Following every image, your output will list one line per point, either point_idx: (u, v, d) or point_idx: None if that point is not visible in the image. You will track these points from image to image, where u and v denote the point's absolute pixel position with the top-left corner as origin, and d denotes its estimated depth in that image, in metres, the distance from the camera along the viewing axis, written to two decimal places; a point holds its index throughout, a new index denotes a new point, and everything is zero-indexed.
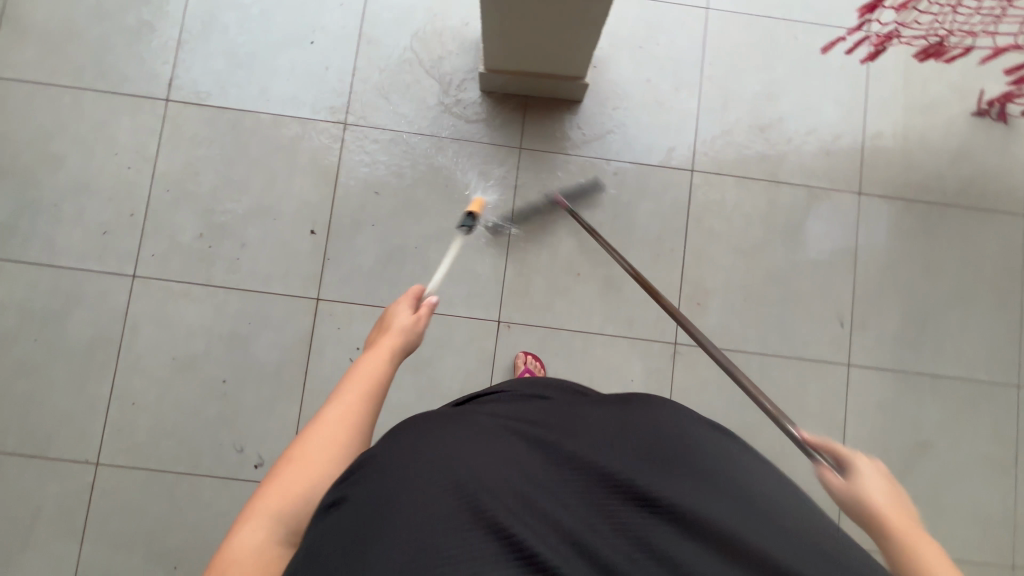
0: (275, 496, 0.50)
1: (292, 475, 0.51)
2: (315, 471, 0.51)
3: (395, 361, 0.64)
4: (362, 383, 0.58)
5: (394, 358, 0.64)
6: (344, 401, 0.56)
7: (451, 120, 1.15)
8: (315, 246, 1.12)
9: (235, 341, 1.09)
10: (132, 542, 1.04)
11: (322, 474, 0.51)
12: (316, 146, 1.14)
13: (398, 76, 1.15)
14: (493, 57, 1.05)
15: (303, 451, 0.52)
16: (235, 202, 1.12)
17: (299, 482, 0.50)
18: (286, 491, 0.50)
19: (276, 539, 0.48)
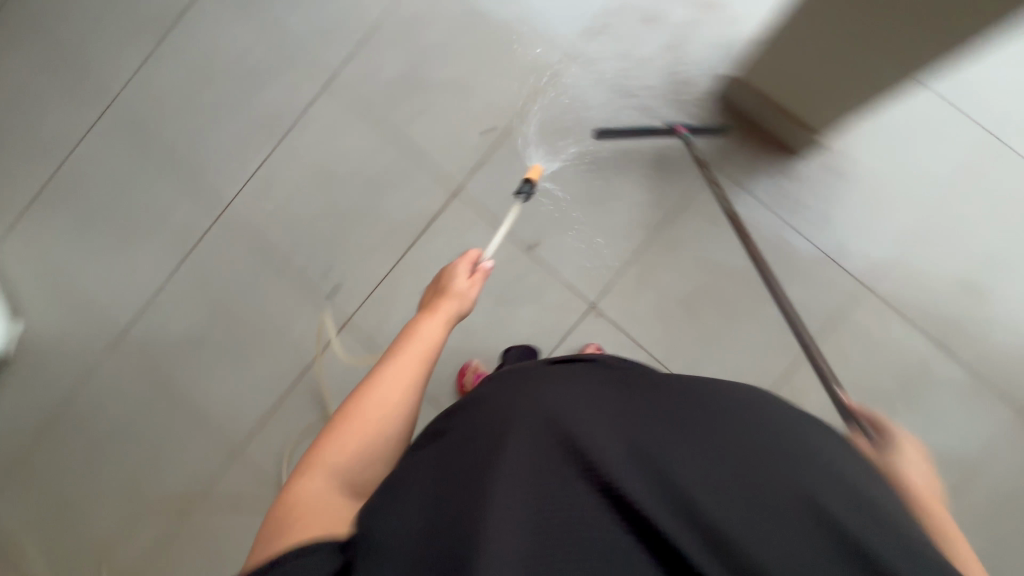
0: (337, 447, 0.58)
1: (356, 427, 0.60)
2: (375, 423, 0.60)
3: (448, 325, 0.73)
4: (414, 355, 0.66)
5: (448, 320, 0.73)
6: (404, 362, 0.65)
7: (664, 105, 1.11)
8: (481, 144, 1.15)
9: (373, 183, 1.17)
10: (217, 286, 1.21)
11: (377, 436, 0.60)
12: (534, 61, 1.15)
13: (642, 39, 1.13)
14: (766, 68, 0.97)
15: (364, 409, 0.61)
16: (440, 69, 1.17)
17: (359, 434, 0.59)
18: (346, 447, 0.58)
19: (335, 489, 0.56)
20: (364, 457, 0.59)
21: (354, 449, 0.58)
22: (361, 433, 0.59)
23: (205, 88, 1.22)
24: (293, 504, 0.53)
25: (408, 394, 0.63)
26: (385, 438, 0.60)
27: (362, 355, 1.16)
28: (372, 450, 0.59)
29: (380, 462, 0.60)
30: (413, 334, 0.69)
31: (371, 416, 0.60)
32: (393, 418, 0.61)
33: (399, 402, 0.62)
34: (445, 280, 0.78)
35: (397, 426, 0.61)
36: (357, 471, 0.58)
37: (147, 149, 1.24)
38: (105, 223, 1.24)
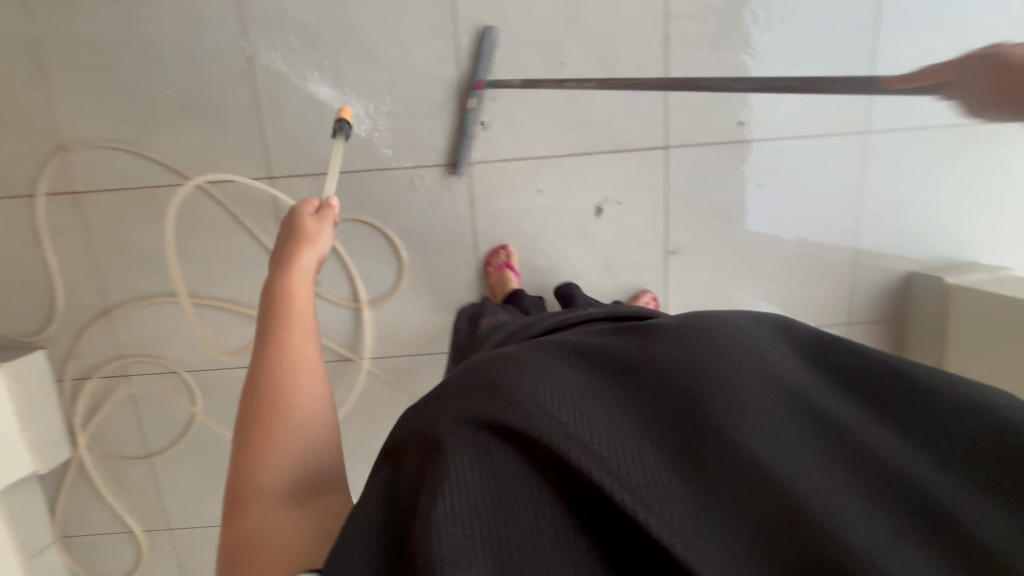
0: (266, 459, 0.55)
1: (277, 423, 0.58)
2: (289, 421, 0.58)
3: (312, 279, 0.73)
4: (291, 326, 0.66)
5: (307, 276, 0.72)
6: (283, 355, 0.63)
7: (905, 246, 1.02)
8: (722, 129, 1.01)
9: (606, 64, 0.98)
10: (373, 7, 0.96)
11: (299, 430, 0.58)
12: (838, 102, 0.99)
13: (924, 177, 1.03)
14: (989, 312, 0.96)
15: (273, 417, 0.58)
16: (762, 22, 0.96)
17: (281, 437, 0.57)
18: (267, 453, 0.56)
19: (285, 464, 0.55)
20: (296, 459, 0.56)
21: (276, 431, 0.57)
22: (275, 414, 0.58)
23: None
24: (250, 506, 0.53)
25: (316, 382, 0.62)
26: (311, 426, 0.59)
27: (455, 202, 1.04)
28: (296, 422, 0.58)
29: (323, 456, 0.58)
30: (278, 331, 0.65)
31: (276, 394, 0.59)
32: (302, 407, 0.60)
33: (309, 393, 0.61)
34: (293, 231, 0.77)
35: (309, 384, 0.61)
36: (297, 480, 0.55)
37: None
38: None
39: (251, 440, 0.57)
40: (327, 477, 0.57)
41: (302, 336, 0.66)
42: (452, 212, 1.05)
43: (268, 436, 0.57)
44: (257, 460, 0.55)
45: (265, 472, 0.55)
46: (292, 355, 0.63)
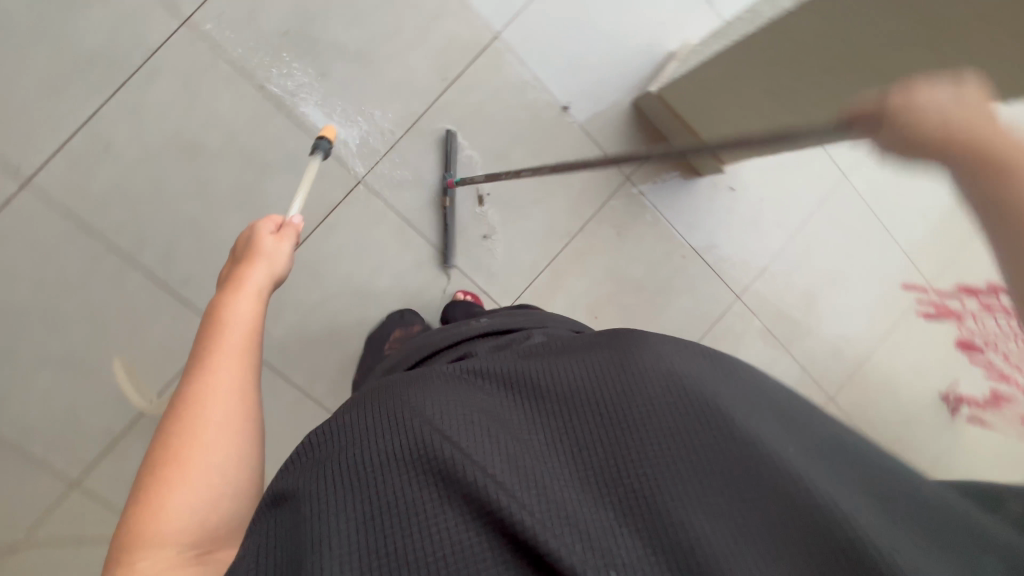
0: (157, 509, 0.38)
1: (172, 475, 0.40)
2: (202, 449, 0.41)
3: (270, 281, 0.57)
4: (231, 345, 0.48)
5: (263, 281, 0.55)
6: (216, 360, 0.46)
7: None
8: (390, 128, 1.00)
9: (253, 163, 0.96)
10: (22, 279, 0.92)
11: (206, 466, 0.41)
12: (457, 34, 1.01)
13: (572, 30, 1.05)
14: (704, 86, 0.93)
15: (190, 440, 0.41)
16: (342, 28, 0.97)
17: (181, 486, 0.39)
18: (168, 491, 0.39)
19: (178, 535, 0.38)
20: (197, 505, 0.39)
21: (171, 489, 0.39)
22: (185, 461, 0.40)
23: None
24: None
25: (242, 405, 0.45)
26: (222, 458, 0.41)
27: None
28: (211, 474, 0.41)
29: (238, 506, 0.42)
30: (212, 330, 0.48)
31: (188, 436, 0.42)
32: (223, 433, 0.43)
33: (227, 419, 0.43)
34: (249, 247, 0.59)
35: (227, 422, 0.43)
36: (200, 528, 0.39)
37: None
38: None
39: (157, 459, 0.40)
40: (240, 530, 0.41)
41: (240, 364, 0.47)
42: None
43: (176, 470, 0.40)
44: (156, 510, 0.38)
45: (161, 524, 0.37)
46: (222, 390, 0.44)
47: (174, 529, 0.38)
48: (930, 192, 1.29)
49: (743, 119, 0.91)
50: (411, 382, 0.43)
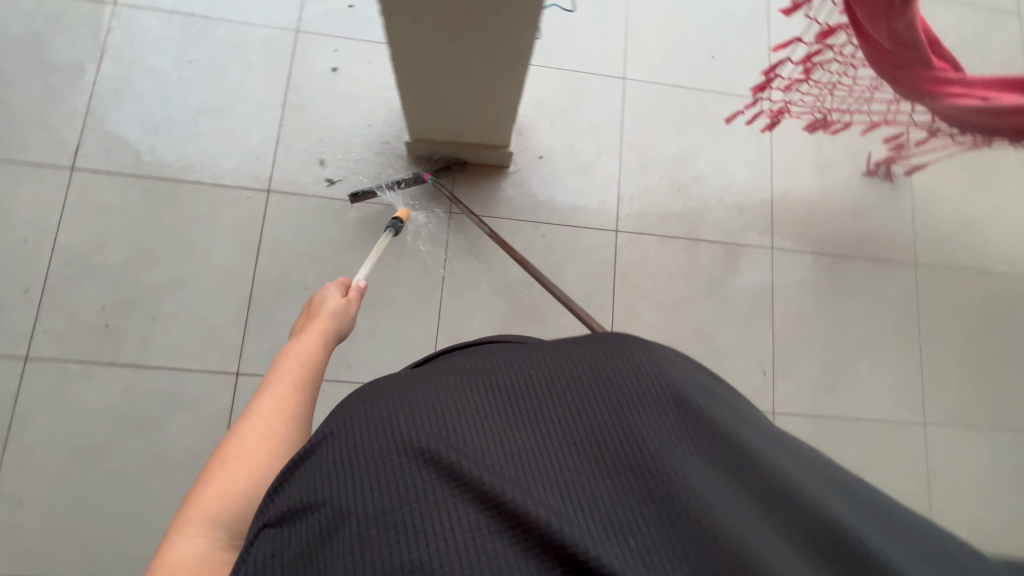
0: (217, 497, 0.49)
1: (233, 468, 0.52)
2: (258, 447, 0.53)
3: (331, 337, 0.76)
4: (293, 378, 0.63)
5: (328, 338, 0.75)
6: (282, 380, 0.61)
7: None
8: (235, 318, 1.07)
9: (144, 424, 1.02)
10: None
11: (266, 466, 0.52)
12: (238, 213, 1.11)
13: (324, 143, 1.15)
14: (423, 109, 0.97)
15: (249, 440, 0.54)
16: (147, 274, 1.06)
17: (235, 477, 0.51)
18: (232, 481, 0.51)
19: (226, 516, 0.49)
20: (252, 497, 0.50)
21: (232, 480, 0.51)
22: (247, 459, 0.52)
23: None
24: None
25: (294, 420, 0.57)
26: (275, 463, 0.53)
27: None
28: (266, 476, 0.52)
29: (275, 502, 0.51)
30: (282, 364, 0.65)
31: (255, 440, 0.54)
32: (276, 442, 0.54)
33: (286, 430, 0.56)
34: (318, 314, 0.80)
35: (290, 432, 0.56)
36: (240, 517, 0.49)
37: None
38: None
39: (228, 448, 0.53)
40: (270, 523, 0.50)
41: (303, 394, 0.62)
42: None
43: (237, 466, 0.52)
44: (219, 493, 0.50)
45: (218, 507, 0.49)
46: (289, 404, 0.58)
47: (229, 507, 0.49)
48: (707, 35, 1.33)
49: (472, 101, 0.92)
50: (397, 398, 0.43)
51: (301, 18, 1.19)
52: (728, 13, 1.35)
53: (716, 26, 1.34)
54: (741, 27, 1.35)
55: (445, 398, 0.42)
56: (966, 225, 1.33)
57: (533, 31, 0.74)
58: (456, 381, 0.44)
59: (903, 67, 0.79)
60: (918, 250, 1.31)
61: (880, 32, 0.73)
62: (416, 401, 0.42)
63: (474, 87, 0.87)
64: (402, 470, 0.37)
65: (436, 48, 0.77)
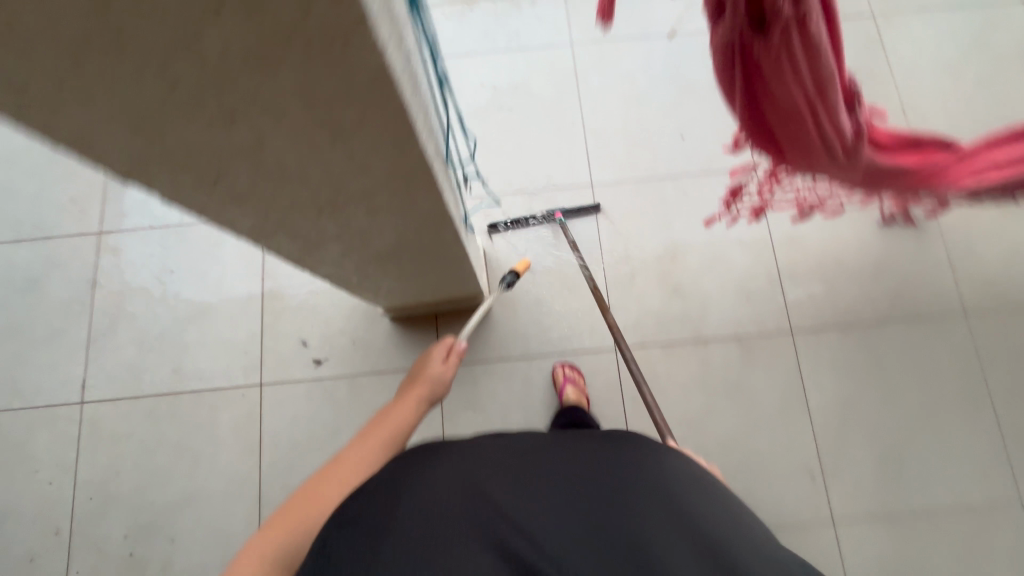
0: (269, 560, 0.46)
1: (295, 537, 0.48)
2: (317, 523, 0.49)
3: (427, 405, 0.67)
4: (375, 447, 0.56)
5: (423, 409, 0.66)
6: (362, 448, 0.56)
7: (515, 78, 1.30)
8: (248, 522, 1.07)
9: None
10: None
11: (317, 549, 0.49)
12: (236, 412, 1.12)
13: (306, 322, 1.16)
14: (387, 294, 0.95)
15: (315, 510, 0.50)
16: (162, 493, 1.09)
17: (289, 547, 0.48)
18: (285, 552, 0.47)
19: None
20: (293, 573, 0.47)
21: (288, 548, 0.48)
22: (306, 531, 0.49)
23: None
24: None
25: None
26: None
27: None
28: None
29: None
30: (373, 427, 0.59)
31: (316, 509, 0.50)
32: None
33: None
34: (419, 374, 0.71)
35: None
36: None
37: None
38: None
39: (297, 507, 0.50)
40: None
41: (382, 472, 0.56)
42: None
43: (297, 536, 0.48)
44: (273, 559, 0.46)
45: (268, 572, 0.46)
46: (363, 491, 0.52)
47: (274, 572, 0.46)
48: (671, 115, 1.26)
49: (431, 282, 0.89)
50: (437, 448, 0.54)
51: None
52: (689, 87, 1.28)
53: (677, 103, 1.27)
54: (706, 99, 1.27)
55: (477, 455, 0.53)
56: (1016, 256, 1.16)
57: (460, 241, 0.69)
58: (487, 440, 0.55)
59: (878, 176, 0.73)
60: (964, 296, 1.15)
61: (851, 168, 0.70)
62: (454, 456, 0.53)
63: (426, 276, 0.85)
64: (430, 512, 0.47)
65: (371, 271, 0.74)
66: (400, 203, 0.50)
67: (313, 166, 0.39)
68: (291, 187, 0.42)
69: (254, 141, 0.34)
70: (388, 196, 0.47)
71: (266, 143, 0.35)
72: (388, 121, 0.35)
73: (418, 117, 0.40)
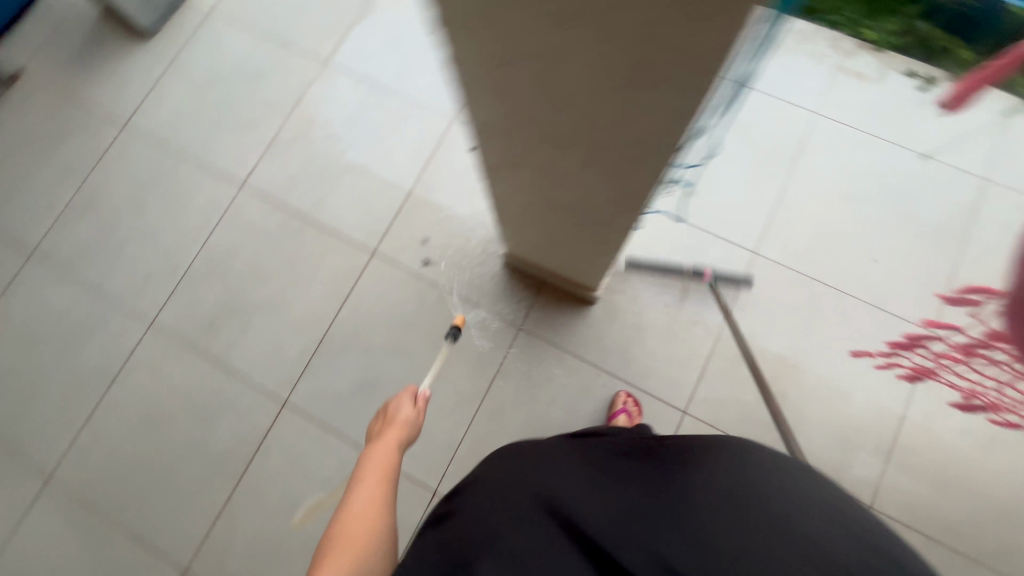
0: None
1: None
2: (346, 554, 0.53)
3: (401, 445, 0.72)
4: (373, 484, 0.62)
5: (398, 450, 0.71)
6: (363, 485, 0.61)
7: (741, 117, 1.24)
8: (303, 353, 1.19)
9: (202, 413, 1.18)
10: (42, 559, 1.14)
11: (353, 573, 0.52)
12: (342, 262, 1.23)
13: (435, 225, 1.23)
14: (520, 240, 0.98)
15: (344, 549, 0.53)
16: (256, 289, 1.23)
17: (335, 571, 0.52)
18: None
19: None
20: None
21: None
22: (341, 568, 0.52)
23: (33, 353, 1.25)
24: None
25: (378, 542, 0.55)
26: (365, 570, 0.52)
27: None
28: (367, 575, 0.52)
29: None
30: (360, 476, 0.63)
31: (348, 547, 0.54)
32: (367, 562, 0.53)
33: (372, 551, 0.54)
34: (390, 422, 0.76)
35: (377, 548, 0.55)
36: None
37: None
38: None
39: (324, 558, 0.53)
40: None
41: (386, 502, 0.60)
42: None
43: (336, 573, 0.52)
44: None
45: None
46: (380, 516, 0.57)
47: None
48: (874, 234, 1.15)
49: (568, 253, 0.91)
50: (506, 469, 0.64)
51: (461, 109, 1.30)
52: (912, 218, 1.15)
53: (889, 227, 1.15)
54: (922, 239, 1.14)
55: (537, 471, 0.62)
56: None
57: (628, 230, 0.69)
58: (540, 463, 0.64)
59: None
60: None
61: None
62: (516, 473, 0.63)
63: (567, 243, 0.86)
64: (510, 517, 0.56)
65: (534, 215, 0.77)
66: (618, 177, 0.53)
67: (585, 108, 0.43)
68: (552, 113, 0.46)
69: (567, 64, 0.38)
70: (617, 164, 0.50)
71: (570, 70, 0.38)
72: (680, 108, 0.37)
73: (702, 115, 0.42)
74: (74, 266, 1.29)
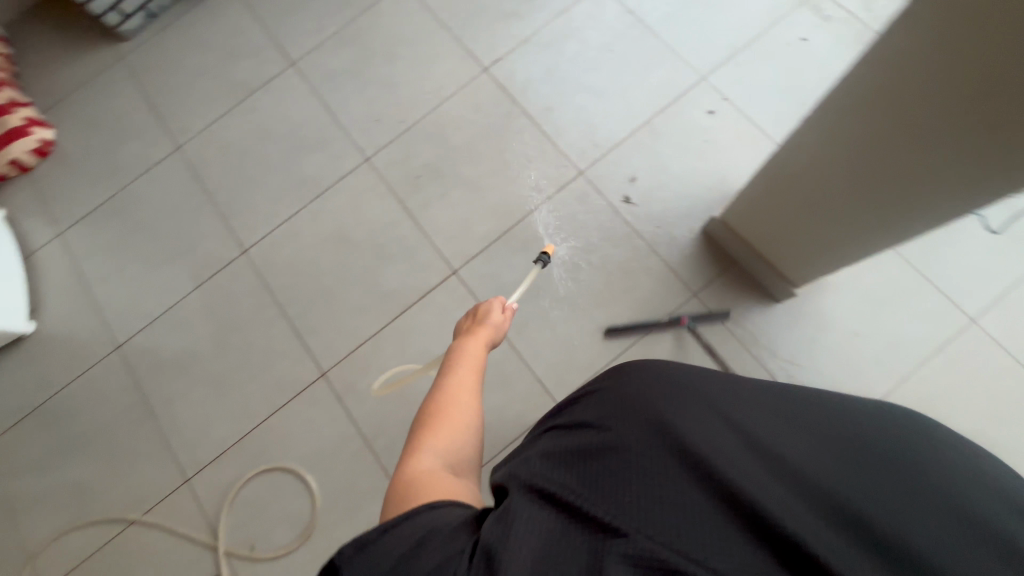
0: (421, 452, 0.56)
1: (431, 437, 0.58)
2: (452, 421, 0.60)
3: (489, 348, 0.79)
4: (467, 371, 0.68)
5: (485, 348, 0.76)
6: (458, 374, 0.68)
7: None
8: (486, 235, 1.26)
9: (383, 252, 1.29)
10: (215, 314, 1.30)
11: (457, 437, 0.58)
12: (550, 170, 1.28)
13: (652, 169, 1.24)
14: (760, 208, 1.00)
15: (443, 419, 0.60)
16: (466, 164, 1.31)
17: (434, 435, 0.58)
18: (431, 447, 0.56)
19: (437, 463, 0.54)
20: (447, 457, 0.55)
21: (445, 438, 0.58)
22: (447, 429, 0.59)
23: (263, 146, 1.41)
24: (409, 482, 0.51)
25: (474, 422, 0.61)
26: (463, 436, 0.59)
27: (326, 408, 1.20)
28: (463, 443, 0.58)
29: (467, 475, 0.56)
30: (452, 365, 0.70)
31: (448, 417, 0.60)
32: (466, 431, 0.60)
33: (469, 423, 0.61)
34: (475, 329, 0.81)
35: (472, 419, 0.61)
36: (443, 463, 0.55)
37: (195, 190, 1.39)
38: (138, 245, 1.36)
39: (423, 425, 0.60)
40: (467, 461, 0.57)
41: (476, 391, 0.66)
42: (330, 417, 1.19)
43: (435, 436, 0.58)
44: (421, 455, 0.55)
45: (425, 460, 0.54)
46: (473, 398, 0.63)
47: (434, 459, 0.54)
48: None
49: (811, 235, 0.93)
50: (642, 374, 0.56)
51: (716, 71, 1.28)
52: None
53: None
54: None
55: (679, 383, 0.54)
56: None
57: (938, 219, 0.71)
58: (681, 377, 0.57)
59: None
60: None
61: None
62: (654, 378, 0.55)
63: (829, 223, 0.87)
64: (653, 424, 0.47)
65: (828, 177, 0.80)
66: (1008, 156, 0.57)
67: None
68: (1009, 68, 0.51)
69: None
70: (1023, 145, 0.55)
71: None
72: None
73: None
74: (320, 86, 1.43)
